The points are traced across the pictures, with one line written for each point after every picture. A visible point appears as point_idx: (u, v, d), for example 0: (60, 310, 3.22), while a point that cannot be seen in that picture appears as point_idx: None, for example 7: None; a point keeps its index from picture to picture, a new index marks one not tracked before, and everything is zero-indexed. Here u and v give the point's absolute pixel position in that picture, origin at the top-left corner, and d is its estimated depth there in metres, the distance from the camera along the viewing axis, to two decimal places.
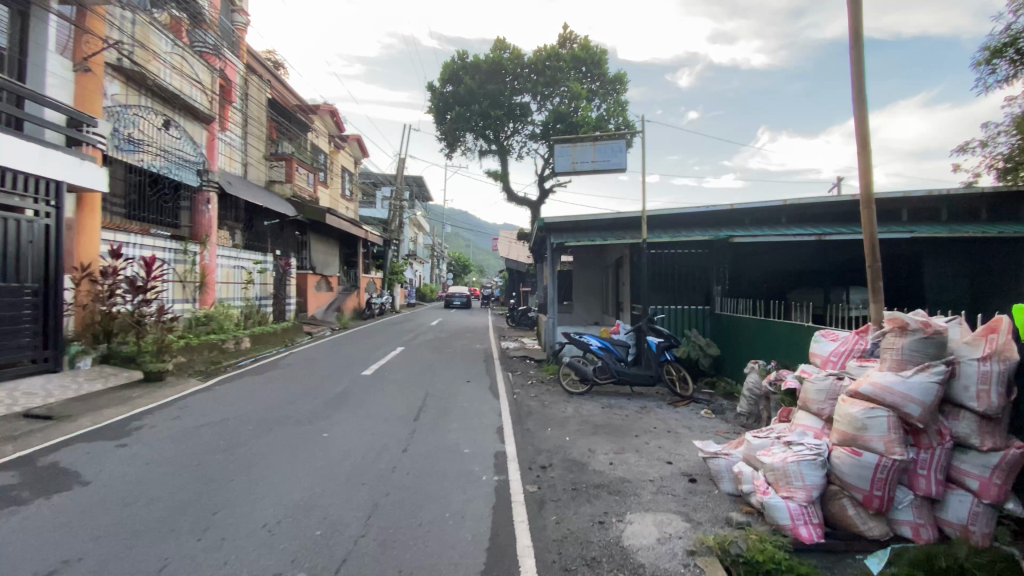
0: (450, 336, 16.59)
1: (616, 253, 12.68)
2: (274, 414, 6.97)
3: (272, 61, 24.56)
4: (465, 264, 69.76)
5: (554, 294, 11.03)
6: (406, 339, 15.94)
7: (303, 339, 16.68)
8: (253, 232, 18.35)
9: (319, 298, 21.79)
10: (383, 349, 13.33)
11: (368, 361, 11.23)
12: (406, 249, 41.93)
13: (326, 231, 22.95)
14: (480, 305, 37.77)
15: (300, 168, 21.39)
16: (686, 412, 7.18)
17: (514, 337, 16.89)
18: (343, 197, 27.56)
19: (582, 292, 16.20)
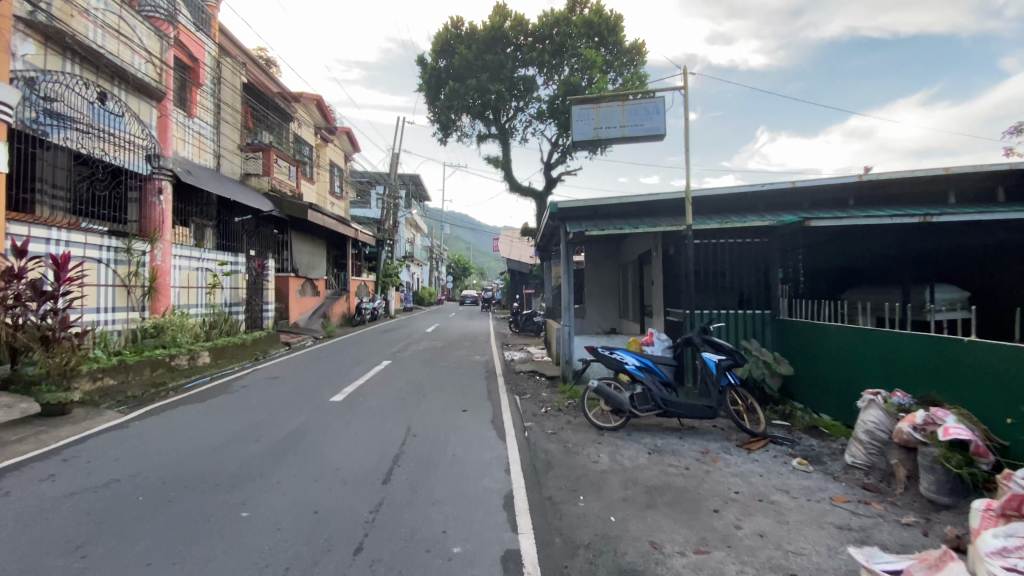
0: (446, 346, 14.53)
1: (641, 247, 10.61)
2: (189, 470, 4.97)
3: (263, 58, 22.72)
4: (465, 266, 67.68)
5: (569, 296, 8.96)
6: (395, 350, 13.90)
7: (278, 352, 14.54)
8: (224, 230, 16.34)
9: (302, 304, 19.68)
10: (365, 364, 11.28)
11: (344, 381, 9.20)
12: (402, 251, 39.88)
13: (311, 230, 20.88)
14: (480, 309, 35.67)
15: (280, 161, 19.31)
16: (768, 462, 5.12)
17: (519, 346, 14.85)
18: (332, 194, 25.52)
19: (597, 293, 14.15)
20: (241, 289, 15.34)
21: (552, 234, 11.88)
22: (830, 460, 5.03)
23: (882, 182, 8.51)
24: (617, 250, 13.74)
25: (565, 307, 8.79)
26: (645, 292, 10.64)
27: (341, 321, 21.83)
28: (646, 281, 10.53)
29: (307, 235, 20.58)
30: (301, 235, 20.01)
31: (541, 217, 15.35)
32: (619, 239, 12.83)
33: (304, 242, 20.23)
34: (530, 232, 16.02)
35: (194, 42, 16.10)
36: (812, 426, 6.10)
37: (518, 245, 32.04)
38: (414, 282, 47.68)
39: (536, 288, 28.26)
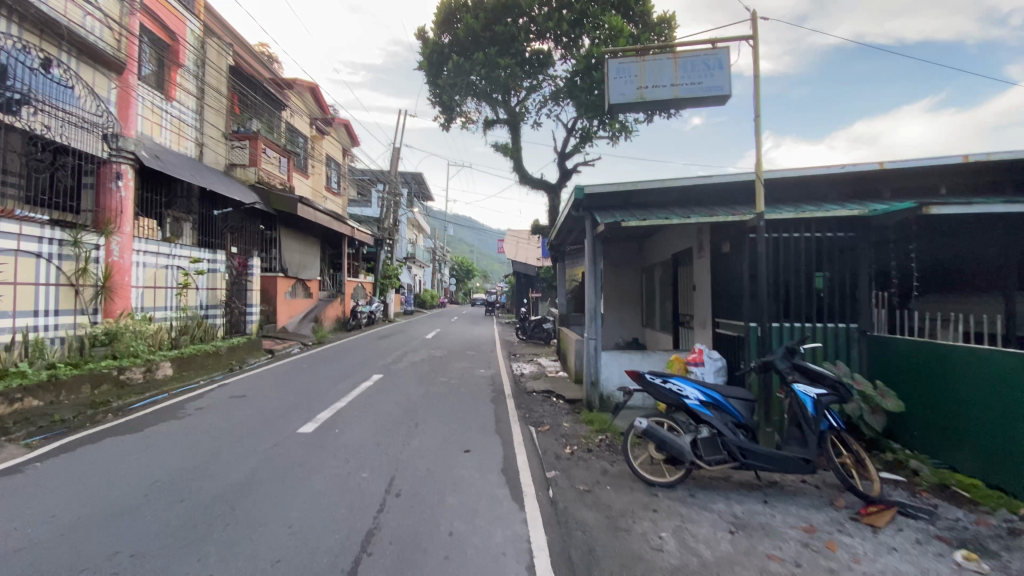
0: (446, 356, 12.92)
1: (677, 245, 8.95)
2: (65, 556, 3.40)
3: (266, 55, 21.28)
4: (469, 268, 66.10)
5: (596, 303, 7.27)
6: (389, 360, 12.30)
7: (257, 361, 12.86)
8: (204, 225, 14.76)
9: (292, 307, 18.06)
10: (352, 379, 9.68)
11: (321, 402, 7.61)
12: (404, 252, 38.36)
13: (303, 227, 19.29)
14: (484, 313, 34.07)
15: (269, 151, 17.70)
16: (915, 554, 3.48)
17: (529, 357, 13.24)
18: (328, 189, 23.91)
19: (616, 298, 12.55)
20: (220, 290, 13.72)
21: (570, 229, 10.29)
22: (1013, 556, 3.39)
23: (992, 166, 6.88)
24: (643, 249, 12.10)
25: (591, 315, 7.14)
26: (682, 298, 8.99)
27: (334, 325, 20.20)
28: (683, 284, 8.90)
29: (299, 232, 18.95)
30: (292, 231, 18.39)
31: (555, 212, 13.74)
32: (647, 236, 11.20)
33: (295, 239, 18.60)
34: (541, 228, 14.38)
35: (172, 16, 14.54)
36: (942, 485, 4.57)
37: (526, 246, 30.48)
38: (416, 285, 46.13)
39: (544, 292, 26.68)
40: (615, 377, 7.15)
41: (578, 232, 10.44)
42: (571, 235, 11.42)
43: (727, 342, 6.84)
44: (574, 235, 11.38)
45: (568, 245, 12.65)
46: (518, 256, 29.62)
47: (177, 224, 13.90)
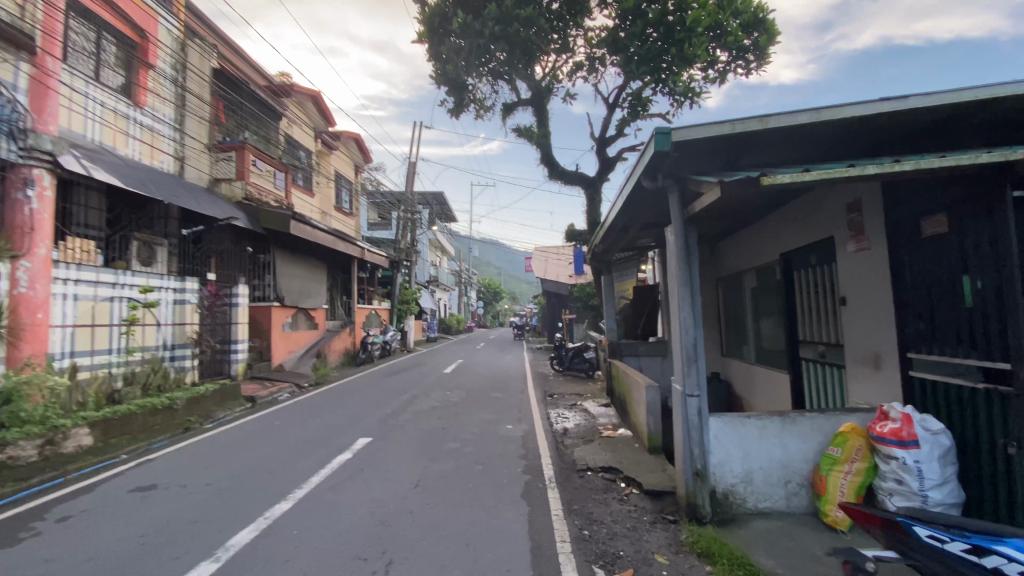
0: (464, 399, 10.03)
1: (801, 235, 5.87)
2: None
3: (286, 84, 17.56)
4: (497, 290, 63.65)
5: (694, 337, 4.19)
6: (392, 409, 9.45)
7: (228, 414, 10.07)
8: (179, 249, 12.32)
9: (291, 342, 15.27)
10: (326, 448, 6.86)
11: (256, 505, 4.83)
12: (427, 275, 35.93)
13: (306, 248, 16.53)
14: (514, 338, 31.16)
15: (261, 163, 14.86)
16: None
17: (574, 400, 10.15)
18: (338, 209, 20.93)
19: None
20: (190, 324, 11.16)
21: (622, 228, 7.39)
22: None
23: None
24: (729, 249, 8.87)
25: (686, 357, 4.20)
26: (815, 315, 5.88)
27: (343, 360, 17.19)
28: (818, 295, 5.77)
29: (300, 254, 16.17)
30: (291, 253, 15.61)
31: (595, 211, 10.88)
32: (734, 229, 8.09)
33: (295, 262, 15.83)
34: (582, 233, 11.27)
35: (140, 11, 11.97)
36: None
37: (555, 264, 27.69)
38: (442, 309, 43.59)
39: (579, 313, 23.73)
40: (736, 458, 4.20)
41: (635, 231, 7.52)
42: (626, 237, 8.43)
43: (951, 394, 3.80)
44: (629, 237, 8.39)
45: (617, 252, 9.65)
46: (547, 274, 26.83)
47: (148, 249, 11.60)
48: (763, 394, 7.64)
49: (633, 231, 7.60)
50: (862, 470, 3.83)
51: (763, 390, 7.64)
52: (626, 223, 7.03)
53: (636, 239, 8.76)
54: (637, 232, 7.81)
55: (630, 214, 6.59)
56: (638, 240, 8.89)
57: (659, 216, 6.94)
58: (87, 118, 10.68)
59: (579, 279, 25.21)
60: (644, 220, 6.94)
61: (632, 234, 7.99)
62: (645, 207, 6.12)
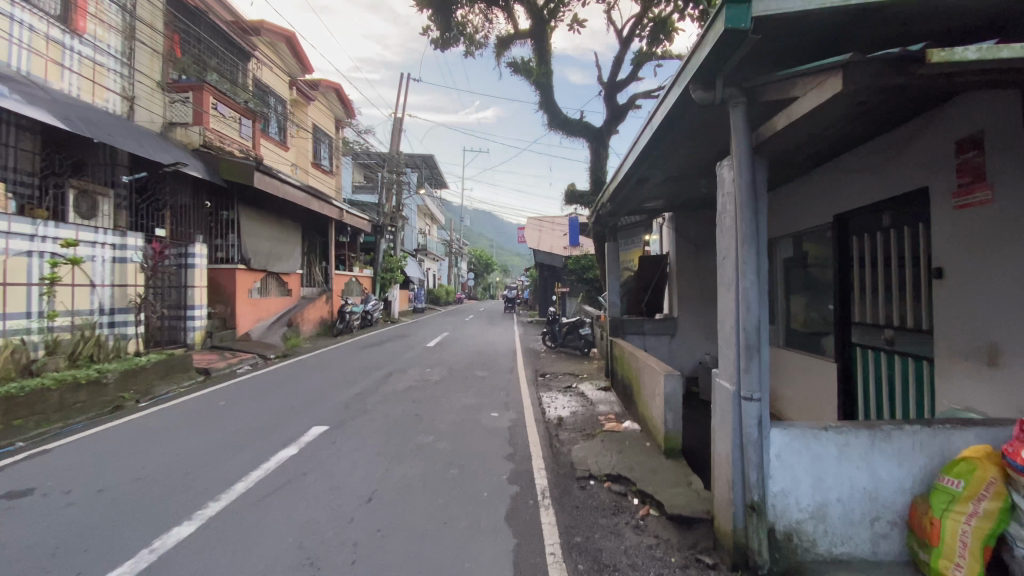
0: (444, 377, 8.84)
1: (874, 187, 4.58)
2: None
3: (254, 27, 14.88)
4: (488, 262, 62.17)
5: (758, 317, 2.93)
6: (360, 386, 8.22)
7: (172, 390, 8.64)
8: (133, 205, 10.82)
9: (257, 309, 13.72)
10: (269, 437, 5.60)
11: (149, 525, 3.61)
12: (415, 242, 34.35)
13: (276, 206, 14.95)
14: (504, 310, 29.94)
15: (221, 106, 13.13)
16: None
17: (569, 382, 8.92)
18: (316, 166, 19.25)
19: (695, 289, 8.49)
20: (132, 286, 9.79)
21: (636, 180, 6.08)
22: None
23: None
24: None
25: (747, 348, 2.95)
26: (883, 291, 4.65)
27: (318, 330, 15.63)
28: (891, 266, 4.54)
29: (269, 213, 14.58)
30: (258, 211, 14.03)
31: (597, 168, 9.49)
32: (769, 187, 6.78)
33: (263, 221, 14.30)
34: (583, 194, 9.91)
35: None
36: None
37: (549, 234, 26.31)
38: (430, 280, 42.15)
39: (573, 287, 22.51)
40: (803, 486, 3.02)
41: (652, 185, 6.20)
42: (639, 195, 7.11)
43: None
44: (644, 194, 7.06)
45: (625, 213, 8.32)
46: (541, 245, 25.49)
47: (89, 200, 9.87)
48: (794, 384, 6.44)
49: (650, 185, 6.27)
50: (992, 513, 2.63)
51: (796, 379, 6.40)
52: (644, 172, 5.70)
53: (650, 197, 7.44)
54: (653, 188, 6.49)
55: (652, 158, 5.24)
56: (652, 198, 7.57)
57: (685, 164, 5.61)
58: (9, 44, 8.71)
59: (574, 250, 23.94)
60: (667, 168, 5.60)
61: (647, 189, 6.66)
62: (675, 144, 4.79)
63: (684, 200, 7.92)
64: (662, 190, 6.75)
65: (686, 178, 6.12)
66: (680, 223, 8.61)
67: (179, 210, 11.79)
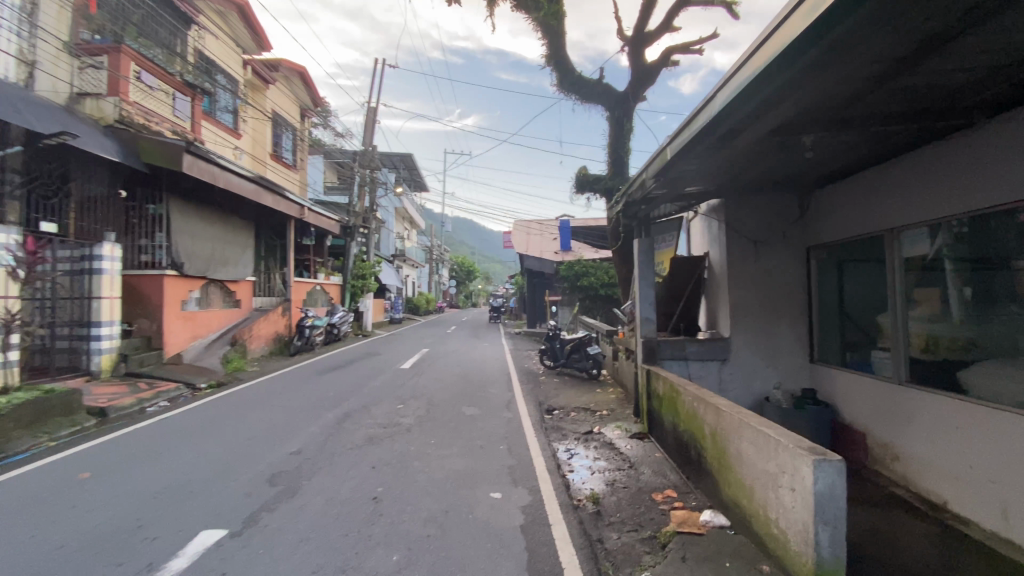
0: (420, 419, 6.56)
1: None
2: None
3: None
4: (469, 269, 59.82)
5: None
6: (302, 436, 5.88)
7: (33, 446, 6.05)
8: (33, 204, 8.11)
9: (191, 324, 11.12)
10: (113, 564, 3.21)
11: None
12: (392, 247, 31.81)
13: (219, 201, 12.46)
14: (489, 320, 27.65)
15: (146, 76, 10.61)
16: None
17: (588, 422, 6.71)
18: (276, 157, 16.77)
19: (757, 298, 6.43)
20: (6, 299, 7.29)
21: (721, 131, 3.94)
22: None
23: None
24: (853, 192, 5.57)
25: None
26: None
27: (269, 349, 13.02)
28: None
29: (209, 208, 12.10)
30: (194, 206, 11.55)
31: (615, 141, 7.30)
32: (889, 154, 4.88)
33: (202, 218, 11.85)
34: (598, 177, 7.65)
35: None
36: None
37: (539, 238, 24.20)
38: (409, 288, 39.52)
39: (566, 295, 20.50)
40: None
41: (743, 140, 4.10)
42: (705, 164, 5.00)
43: None
44: (713, 162, 4.95)
45: (666, 196, 6.18)
46: (529, 249, 23.35)
47: None
48: (936, 446, 4.46)
49: (739, 141, 4.17)
50: None
51: (947, 443, 4.35)
52: (748, 112, 3.58)
53: (714, 169, 5.34)
54: (737, 148, 4.41)
55: (784, 75, 3.16)
56: (714, 172, 5.48)
57: (818, 97, 3.52)
58: None
59: (566, 255, 21.86)
60: (790, 103, 3.49)
61: (726, 152, 4.57)
62: (847, 37, 2.71)
63: (749, 176, 5.85)
64: (744, 153, 4.64)
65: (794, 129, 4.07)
66: (733, 212, 6.51)
67: (94, 207, 9.15)
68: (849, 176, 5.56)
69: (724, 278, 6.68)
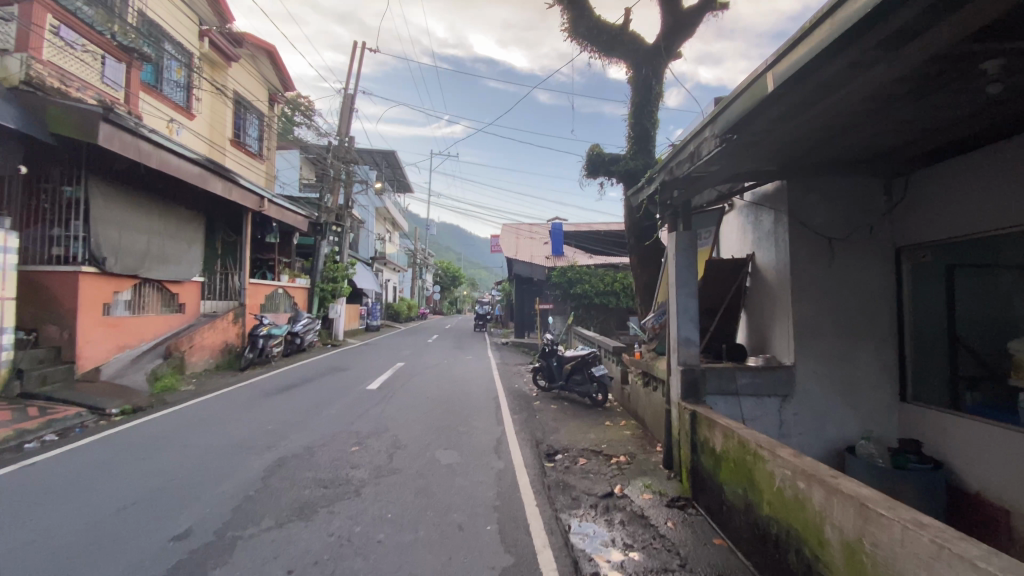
0: (379, 471, 4.84)
1: None
2: None
3: None
4: (454, 275, 58.05)
5: None
6: (207, 502, 4.10)
7: None
8: None
9: (116, 332, 9.14)
10: None
11: None
12: (372, 249, 29.93)
13: (160, 187, 10.63)
14: (473, 329, 25.89)
15: (68, 32, 8.88)
16: None
17: (602, 474, 5.05)
18: (238, 143, 14.95)
19: (834, 311, 4.87)
20: None
21: (887, 32, 2.34)
22: None
23: None
24: (979, 169, 4.07)
25: None
26: None
27: (215, 362, 11.10)
28: None
29: (146, 196, 10.26)
30: (126, 191, 9.71)
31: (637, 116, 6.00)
32: None
33: (137, 205, 10.01)
34: (616, 156, 6.11)
35: None
36: None
37: (528, 242, 22.56)
38: (390, 293, 37.64)
39: (558, 304, 18.87)
40: None
41: (915, 54, 2.53)
42: (801, 119, 3.45)
43: None
44: (813, 114, 3.41)
45: (719, 175, 4.61)
46: (519, 254, 21.71)
47: None
48: None
49: (901, 58, 2.62)
50: None
51: None
52: None
53: (800, 132, 3.79)
54: (879, 74, 2.85)
55: None
56: (794, 138, 3.94)
57: None
58: None
59: (558, 261, 20.25)
60: None
61: (851, 90, 3.02)
62: None
63: (829, 152, 4.34)
64: (874, 88, 3.08)
65: (993, 34, 2.52)
66: (797, 200, 4.95)
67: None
68: (973, 150, 4.07)
69: (781, 287, 5.12)
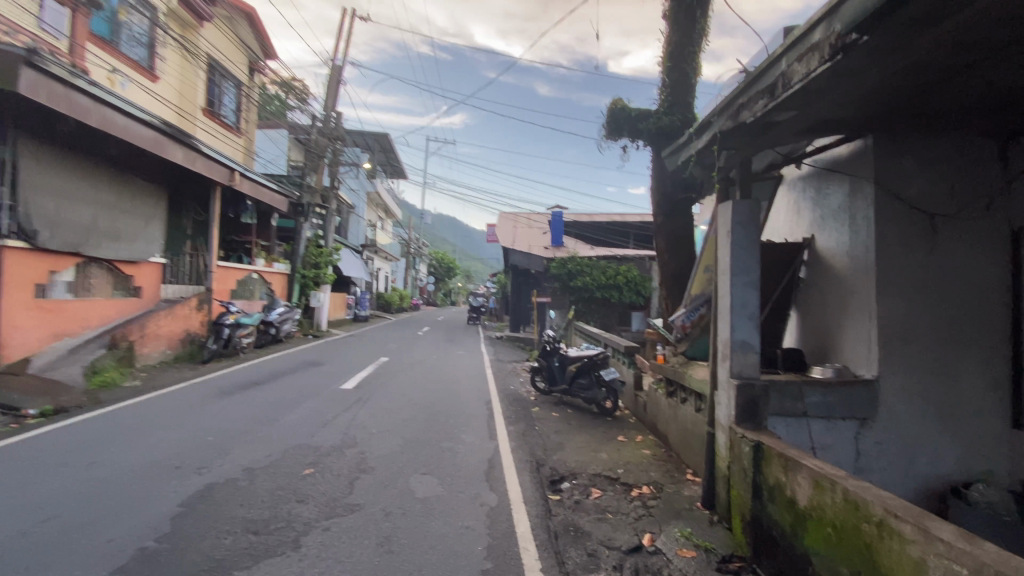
0: (332, 509, 3.66)
1: None
2: None
3: None
4: (450, 266, 56.80)
5: None
6: (80, 561, 2.92)
7: None
8: None
9: (52, 318, 7.90)
10: None
11: None
12: (363, 235, 28.63)
13: (113, 154, 9.39)
14: (468, 321, 24.75)
15: None
16: None
17: (623, 512, 3.90)
18: (211, 111, 13.62)
19: (931, 308, 3.74)
20: None
21: None
22: None
23: None
24: None
25: None
26: None
27: (173, 354, 9.86)
28: None
29: (95, 163, 9.01)
30: (68, 156, 8.43)
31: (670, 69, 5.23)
32: None
33: (81, 173, 8.72)
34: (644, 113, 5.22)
35: None
36: None
37: (527, 231, 21.33)
38: (382, 282, 36.37)
39: (557, 297, 17.56)
40: None
41: None
42: (955, 22, 2.29)
43: None
44: (977, 13, 2.25)
45: (798, 120, 3.43)
46: (517, 242, 20.47)
47: None
48: None
49: None
50: None
51: None
52: None
53: (936, 48, 2.63)
54: None
55: None
56: (920, 63, 2.78)
57: None
58: None
59: (558, 251, 19.02)
60: None
61: None
62: None
63: (953, 92, 3.18)
64: None
65: None
66: (887, 163, 3.80)
67: None
68: None
69: (858, 277, 3.97)
